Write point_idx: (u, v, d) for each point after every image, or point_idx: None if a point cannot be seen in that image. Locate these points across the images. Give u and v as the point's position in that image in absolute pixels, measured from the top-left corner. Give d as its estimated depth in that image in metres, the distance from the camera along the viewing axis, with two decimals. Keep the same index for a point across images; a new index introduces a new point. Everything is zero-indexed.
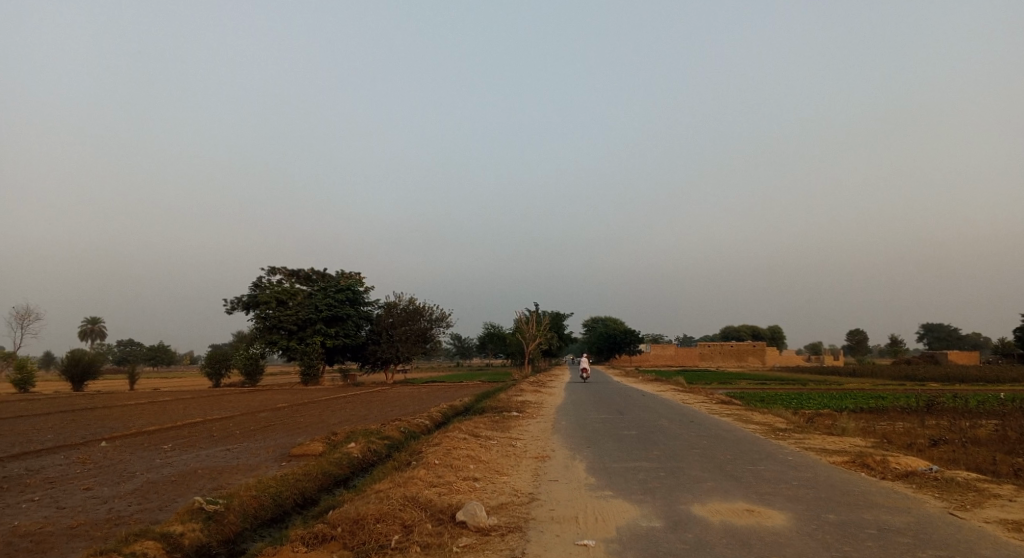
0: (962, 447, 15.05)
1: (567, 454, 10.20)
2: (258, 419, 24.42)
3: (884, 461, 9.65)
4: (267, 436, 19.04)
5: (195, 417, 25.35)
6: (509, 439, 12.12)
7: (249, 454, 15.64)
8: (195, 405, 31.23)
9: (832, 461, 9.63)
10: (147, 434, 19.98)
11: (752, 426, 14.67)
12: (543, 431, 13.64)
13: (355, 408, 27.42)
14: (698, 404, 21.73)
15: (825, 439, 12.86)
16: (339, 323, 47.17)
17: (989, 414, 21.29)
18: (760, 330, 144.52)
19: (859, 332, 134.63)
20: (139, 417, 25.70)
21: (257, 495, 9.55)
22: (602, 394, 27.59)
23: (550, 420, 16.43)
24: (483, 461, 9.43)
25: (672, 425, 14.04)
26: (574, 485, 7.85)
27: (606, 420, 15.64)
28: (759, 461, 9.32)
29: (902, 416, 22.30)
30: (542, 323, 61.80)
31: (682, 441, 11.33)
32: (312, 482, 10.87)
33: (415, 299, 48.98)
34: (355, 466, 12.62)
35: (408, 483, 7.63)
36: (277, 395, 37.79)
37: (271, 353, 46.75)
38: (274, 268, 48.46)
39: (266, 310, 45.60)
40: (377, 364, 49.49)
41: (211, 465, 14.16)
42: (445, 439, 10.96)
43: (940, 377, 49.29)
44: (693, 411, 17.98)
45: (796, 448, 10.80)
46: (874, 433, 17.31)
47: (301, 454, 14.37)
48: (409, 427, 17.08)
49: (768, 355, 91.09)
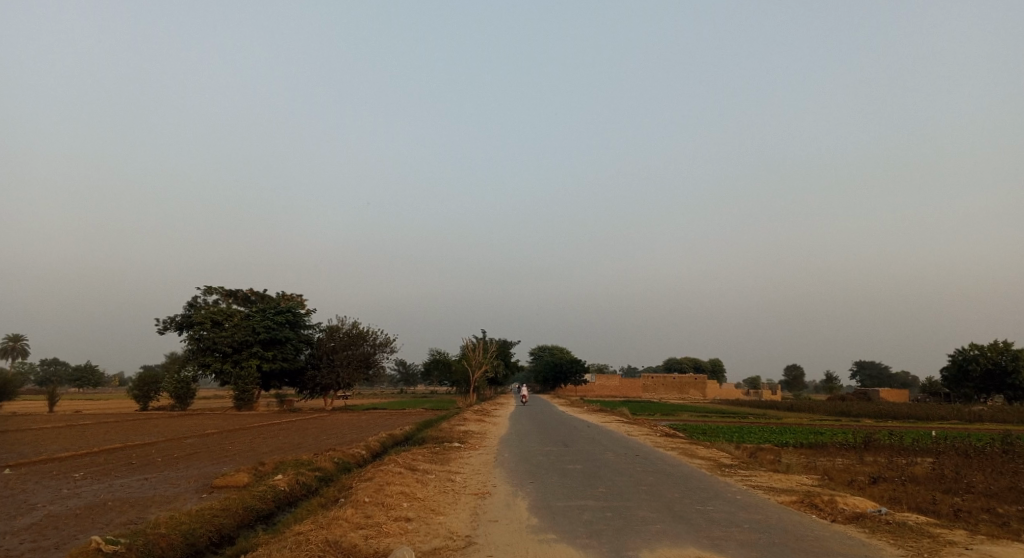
0: (900, 486, 15.27)
1: (509, 490, 9.66)
2: (183, 446, 22.75)
3: (832, 501, 9.59)
4: (190, 465, 17.59)
5: (115, 442, 23.39)
6: (449, 472, 11.49)
7: (167, 485, 14.25)
8: (116, 430, 29.01)
9: (780, 501, 9.48)
10: (57, 461, 18.14)
11: (697, 461, 14.45)
12: (484, 464, 13.03)
13: (291, 436, 25.99)
14: (644, 437, 21.53)
15: (769, 476, 12.76)
16: (278, 346, 45.13)
17: (922, 452, 21.93)
18: (702, 363, 147.63)
19: (795, 367, 139.43)
20: (52, 442, 23.54)
21: (166, 532, 8.44)
22: (548, 425, 27.12)
23: (494, 451, 15.80)
24: (418, 498, 8.76)
25: (618, 459, 13.68)
26: (515, 527, 7.30)
27: (551, 453, 15.14)
28: (708, 500, 9.04)
29: (841, 453, 22.74)
30: (490, 351, 61.07)
31: (629, 477, 10.97)
32: (231, 518, 9.81)
33: (359, 323, 47.57)
34: (282, 499, 11.62)
35: (332, 525, 6.87)
36: (207, 421, 35.53)
37: (203, 376, 44.22)
38: (211, 287, 46.34)
39: (200, 330, 43.32)
40: (316, 389, 47.50)
41: (122, 497, 12.77)
42: (379, 473, 10.18)
43: (871, 414, 51.28)
44: (639, 444, 17.71)
45: (744, 487, 10.56)
46: (817, 470, 17.45)
47: (224, 485, 13.19)
48: (343, 458, 16.10)
49: (710, 387, 92.91)
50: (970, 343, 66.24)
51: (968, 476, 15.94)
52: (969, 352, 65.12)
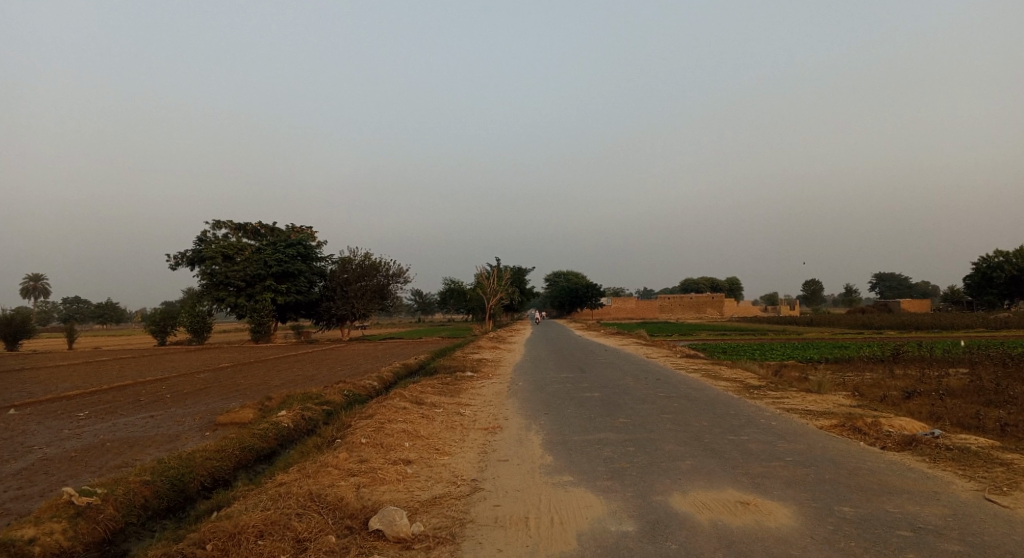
0: (938, 400, 14.39)
1: (521, 424, 8.86)
2: (195, 381, 22.48)
3: (876, 425, 8.69)
4: (199, 401, 17.18)
5: (128, 379, 23.23)
6: (458, 405, 10.76)
7: (172, 423, 13.80)
8: (132, 366, 28.98)
9: (820, 426, 8.60)
10: (65, 400, 17.79)
11: (722, 383, 13.57)
12: (496, 394, 12.30)
13: (303, 369, 25.64)
14: (663, 359, 20.74)
15: (803, 397, 11.84)
16: (290, 279, 44.72)
17: (955, 363, 21.01)
18: (718, 282, 146.45)
19: (813, 282, 137.71)
20: (66, 380, 23.32)
21: (152, 479, 7.77)
22: (563, 350, 26.44)
23: (507, 380, 15.07)
24: (422, 436, 7.97)
25: (639, 384, 12.84)
26: (527, 468, 6.51)
27: (567, 380, 14.37)
28: (742, 429, 8.15)
29: (868, 367, 21.87)
30: (504, 277, 60.26)
31: (652, 404, 10.14)
32: (227, 461, 9.20)
33: (371, 253, 46.81)
34: (285, 437, 11.03)
35: (319, 475, 6.09)
36: (224, 354, 35.49)
37: (219, 310, 44.13)
38: (219, 221, 45.58)
39: (212, 265, 42.88)
40: (332, 320, 47.42)
41: (123, 437, 12.25)
42: (380, 409, 9.39)
43: (893, 325, 50.48)
44: (659, 367, 16.86)
45: (777, 412, 9.64)
46: (846, 387, 16.62)
47: (230, 422, 12.67)
48: (352, 391, 15.52)
49: (726, 306, 92.30)
50: (995, 250, 64.43)
51: (1009, 388, 15.03)
52: (993, 260, 63.28)
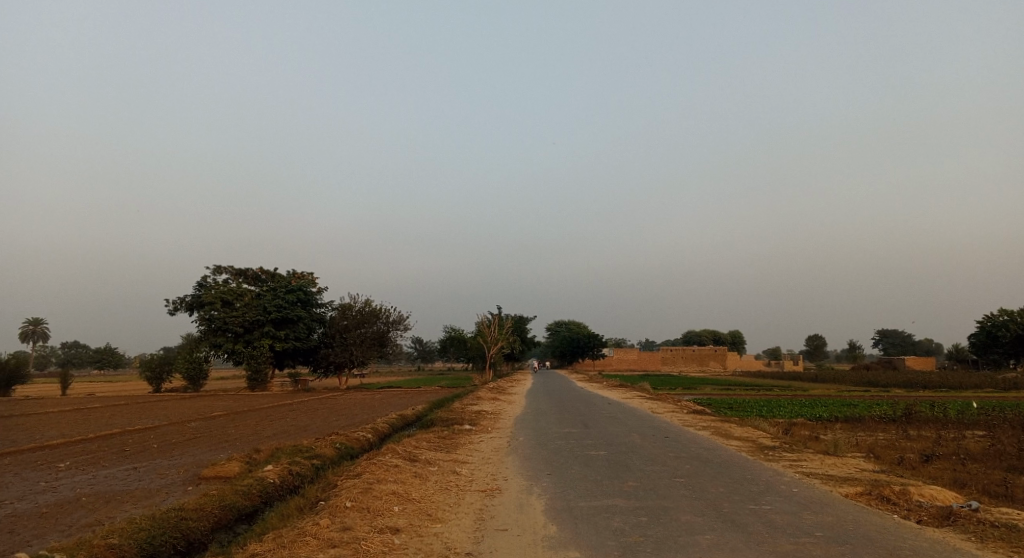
0: (960, 465, 13.62)
1: (522, 486, 8.21)
2: (184, 431, 21.66)
3: (906, 494, 8.02)
4: (185, 452, 16.41)
5: (114, 427, 22.41)
6: (456, 463, 10.10)
7: (154, 476, 13.07)
8: (122, 413, 28.16)
9: (846, 495, 7.95)
10: (45, 450, 16.99)
11: (735, 443, 12.89)
12: (496, 451, 11.61)
13: (297, 418, 24.84)
14: (670, 415, 19.99)
15: (821, 459, 11.16)
16: (290, 325, 44.19)
17: (971, 425, 20.21)
18: (721, 335, 145.24)
19: (816, 337, 136.74)
20: (51, 427, 22.45)
21: (118, 542, 7.10)
22: (565, 403, 25.68)
23: (507, 435, 14.38)
24: (415, 499, 7.34)
25: (646, 443, 12.18)
26: (529, 538, 5.87)
27: (570, 436, 13.67)
28: (765, 497, 7.46)
29: (880, 427, 21.06)
30: (506, 326, 59.64)
31: (663, 466, 9.47)
32: (204, 521, 8.52)
33: (372, 300, 46.43)
34: (270, 493, 10.34)
35: (295, 547, 5.46)
36: (217, 401, 34.62)
37: (216, 357, 43.44)
38: (221, 266, 45.43)
39: (212, 310, 42.44)
40: (331, 368, 46.61)
41: (99, 492, 11.50)
42: (370, 467, 8.76)
43: (899, 383, 49.56)
44: (666, 424, 16.12)
45: (797, 477, 8.97)
46: (862, 448, 15.87)
47: (214, 476, 11.95)
48: (345, 444, 14.82)
49: (729, 359, 91.20)
50: (999, 308, 64.01)
51: None
52: (998, 319, 62.69)
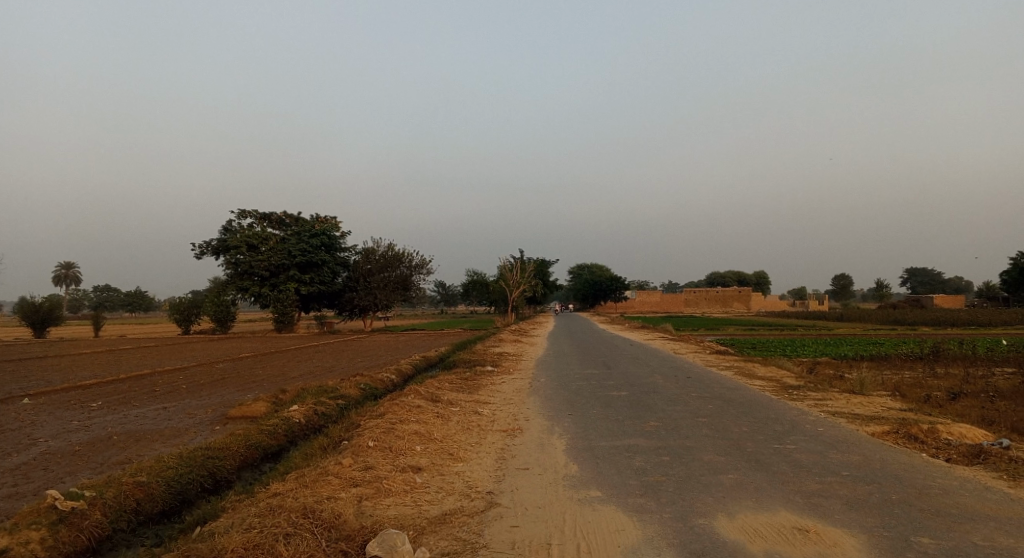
0: (988, 402, 13.35)
1: (543, 426, 8.19)
2: (213, 371, 22.24)
3: (934, 432, 7.82)
4: (214, 393, 16.86)
5: (147, 368, 23.12)
6: (477, 404, 10.14)
7: (184, 416, 13.46)
8: (155, 355, 29.03)
9: (873, 434, 7.77)
10: (81, 390, 17.62)
11: (758, 382, 12.75)
12: (517, 391, 11.64)
13: (322, 360, 25.38)
14: (692, 355, 19.88)
15: (847, 398, 10.98)
16: (314, 269, 44.64)
17: (1001, 363, 19.79)
18: (746, 276, 143.58)
19: (843, 277, 134.47)
20: (87, 368, 23.26)
21: (148, 480, 7.31)
22: (587, 344, 25.75)
23: (528, 376, 14.43)
24: (436, 440, 7.36)
25: (668, 383, 12.10)
26: (550, 478, 5.84)
27: (591, 377, 13.66)
28: (789, 436, 7.33)
29: (907, 365, 20.74)
30: (528, 269, 59.53)
31: (685, 405, 9.37)
32: (230, 460, 8.71)
33: (394, 244, 46.47)
34: (295, 433, 10.55)
35: (316, 486, 5.52)
36: (245, 344, 35.50)
37: (243, 300, 44.30)
38: (244, 210, 45.69)
39: (237, 255, 42.98)
40: (355, 311, 47.31)
41: (132, 431, 11.87)
42: (391, 407, 8.82)
43: (927, 321, 48.73)
44: (687, 364, 16.00)
45: (822, 416, 8.82)
46: (887, 387, 15.64)
47: (241, 416, 12.24)
48: (369, 384, 15.05)
49: (752, 300, 90.50)
50: None
51: None
52: None
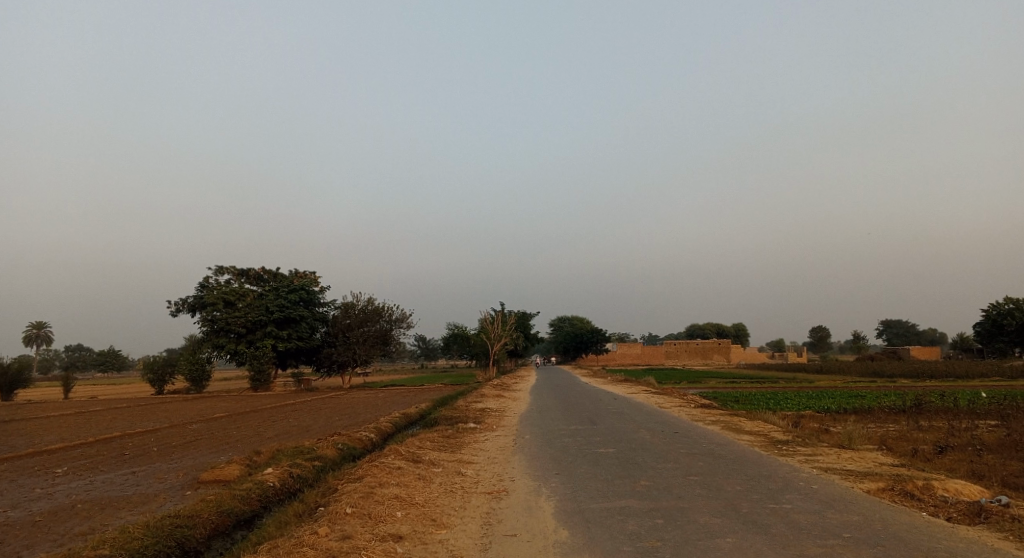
0: (977, 456, 13.27)
1: (530, 487, 7.88)
2: (185, 433, 21.38)
3: (929, 489, 7.66)
4: (185, 456, 16.12)
5: (115, 431, 22.14)
6: (460, 463, 9.78)
7: (152, 481, 12.76)
8: (124, 416, 27.92)
9: (868, 491, 7.59)
10: (44, 455, 16.73)
11: (746, 437, 12.55)
12: (501, 449, 11.30)
13: (300, 419, 24.60)
14: (677, 409, 19.64)
15: (838, 453, 10.81)
16: (292, 325, 43.89)
17: (983, 414, 19.84)
18: (726, 328, 144.76)
19: (820, 328, 136.16)
20: (51, 431, 22.19)
21: (110, 553, 6.80)
22: (571, 399, 25.39)
23: (512, 433, 14.07)
24: (419, 503, 7.01)
25: (656, 439, 11.85)
26: (540, 545, 5.53)
27: (577, 433, 13.34)
28: (784, 495, 7.12)
29: (891, 418, 20.70)
30: (509, 323, 59.27)
31: (675, 463, 9.12)
32: (201, 529, 8.20)
33: (374, 299, 46.08)
34: (271, 497, 10.04)
35: None
36: (219, 403, 34.37)
37: (218, 358, 43.20)
38: (222, 266, 45.18)
39: (213, 311, 42.19)
40: (333, 368, 46.36)
41: (95, 498, 11.19)
42: (371, 469, 8.42)
43: (906, 373, 49.13)
44: (674, 419, 15.76)
45: (815, 472, 8.64)
46: (875, 441, 15.51)
47: (213, 480, 11.62)
48: (347, 444, 14.51)
49: (733, 352, 90.83)
50: (1004, 297, 63.38)
51: None
52: (1003, 307, 62.28)
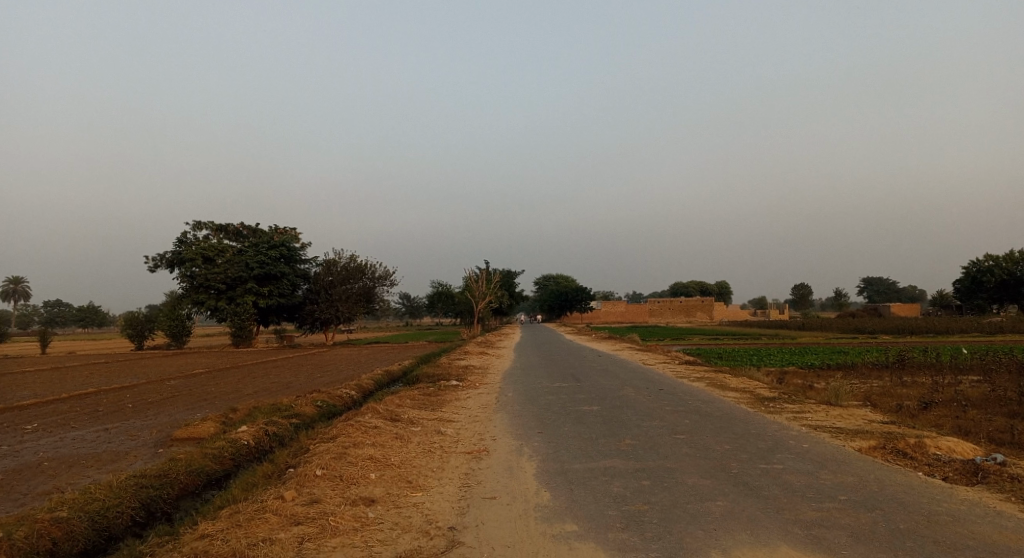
0: (960, 412, 13.25)
1: (511, 446, 7.57)
2: (163, 389, 20.93)
3: (922, 448, 7.46)
4: (161, 412, 15.69)
5: (90, 387, 21.61)
6: (440, 422, 9.46)
7: (125, 438, 12.34)
8: (100, 372, 27.35)
9: (861, 450, 7.37)
10: (14, 411, 16.21)
11: (732, 394, 12.36)
12: (483, 407, 11.00)
13: (281, 375, 24.21)
14: (662, 366, 19.49)
15: (825, 410, 10.64)
16: (273, 282, 43.10)
17: (964, 371, 19.93)
18: (709, 286, 146.08)
19: (802, 286, 137.53)
20: (24, 388, 21.60)
21: (67, 516, 6.39)
22: (554, 356, 25.24)
23: (495, 391, 13.77)
24: (394, 465, 6.65)
25: (641, 396, 11.62)
26: (519, 509, 5.20)
27: (561, 391, 13.07)
28: (776, 456, 6.85)
29: (873, 374, 20.78)
30: (494, 280, 58.82)
31: (662, 421, 8.86)
32: (169, 489, 7.81)
33: (356, 256, 45.28)
34: (244, 456, 9.68)
35: (250, 527, 4.75)
36: (200, 359, 33.91)
37: (198, 314, 42.45)
38: (199, 221, 43.96)
39: (192, 267, 41.21)
40: (316, 325, 45.88)
41: (62, 456, 10.74)
42: (346, 429, 8.05)
43: (886, 329, 49.74)
44: (659, 376, 15.56)
45: (805, 431, 8.43)
46: (859, 397, 15.46)
47: (188, 437, 11.23)
48: (327, 402, 14.15)
49: (716, 310, 91.67)
50: (985, 254, 64.09)
51: None
52: (983, 264, 63.09)
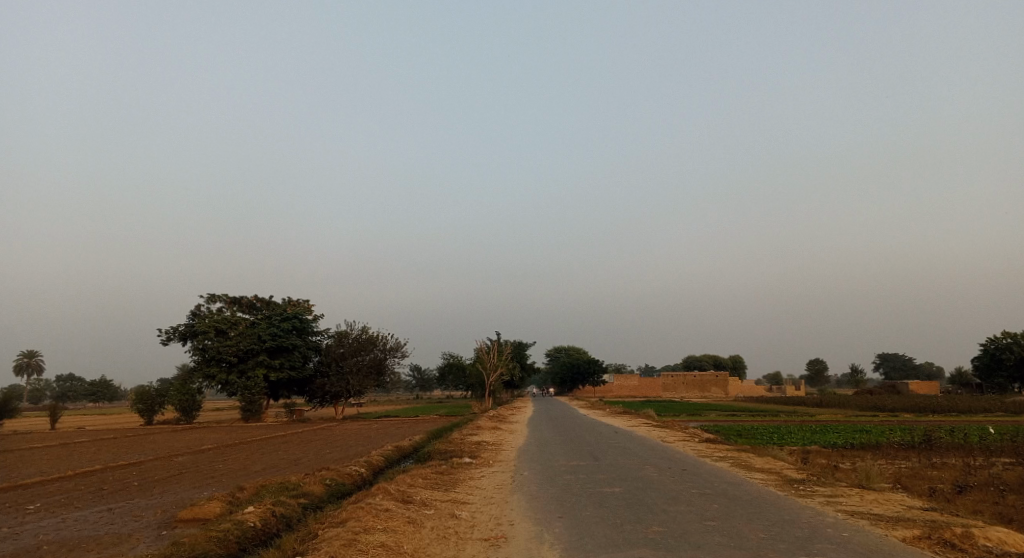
0: (1000, 497, 12.53)
1: (531, 533, 7.13)
2: (168, 467, 20.39)
3: (970, 537, 6.95)
4: (165, 491, 15.19)
5: (95, 464, 21.12)
6: (455, 504, 9.02)
7: (128, 519, 11.89)
8: (106, 448, 26.84)
9: (905, 540, 6.88)
10: (15, 490, 15.77)
11: (759, 476, 11.79)
12: (499, 488, 10.55)
13: (289, 451, 23.62)
14: (681, 444, 18.82)
15: (859, 494, 10.07)
16: (285, 354, 42.96)
17: (997, 452, 19.04)
18: (722, 360, 143.90)
19: (817, 362, 135.04)
20: (28, 465, 21.15)
21: None
22: (569, 432, 24.52)
23: (511, 470, 13.24)
24: (408, 553, 6.25)
25: (664, 477, 11.10)
26: None
27: (579, 470, 12.55)
28: (815, 545, 6.39)
29: (902, 454, 19.90)
30: (505, 352, 58.30)
31: (689, 505, 8.40)
32: None
33: (368, 328, 45.27)
34: (250, 540, 9.22)
35: None
36: (207, 434, 33.32)
37: (209, 387, 42.11)
38: (215, 294, 44.41)
39: (204, 340, 41.24)
40: (326, 398, 45.28)
41: (62, 539, 10.30)
42: (357, 512, 7.67)
43: (908, 407, 48.21)
44: (680, 455, 14.96)
45: (841, 517, 7.94)
46: (891, 479, 14.71)
47: (192, 519, 10.77)
48: (336, 480, 13.67)
49: (731, 385, 89.78)
50: (1002, 331, 62.99)
51: None
52: (1001, 341, 61.87)
